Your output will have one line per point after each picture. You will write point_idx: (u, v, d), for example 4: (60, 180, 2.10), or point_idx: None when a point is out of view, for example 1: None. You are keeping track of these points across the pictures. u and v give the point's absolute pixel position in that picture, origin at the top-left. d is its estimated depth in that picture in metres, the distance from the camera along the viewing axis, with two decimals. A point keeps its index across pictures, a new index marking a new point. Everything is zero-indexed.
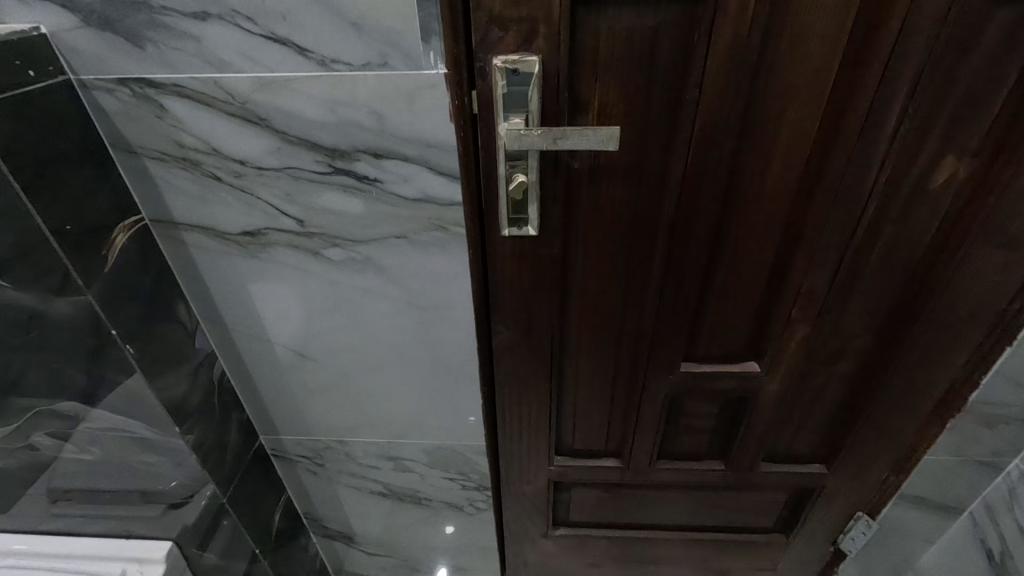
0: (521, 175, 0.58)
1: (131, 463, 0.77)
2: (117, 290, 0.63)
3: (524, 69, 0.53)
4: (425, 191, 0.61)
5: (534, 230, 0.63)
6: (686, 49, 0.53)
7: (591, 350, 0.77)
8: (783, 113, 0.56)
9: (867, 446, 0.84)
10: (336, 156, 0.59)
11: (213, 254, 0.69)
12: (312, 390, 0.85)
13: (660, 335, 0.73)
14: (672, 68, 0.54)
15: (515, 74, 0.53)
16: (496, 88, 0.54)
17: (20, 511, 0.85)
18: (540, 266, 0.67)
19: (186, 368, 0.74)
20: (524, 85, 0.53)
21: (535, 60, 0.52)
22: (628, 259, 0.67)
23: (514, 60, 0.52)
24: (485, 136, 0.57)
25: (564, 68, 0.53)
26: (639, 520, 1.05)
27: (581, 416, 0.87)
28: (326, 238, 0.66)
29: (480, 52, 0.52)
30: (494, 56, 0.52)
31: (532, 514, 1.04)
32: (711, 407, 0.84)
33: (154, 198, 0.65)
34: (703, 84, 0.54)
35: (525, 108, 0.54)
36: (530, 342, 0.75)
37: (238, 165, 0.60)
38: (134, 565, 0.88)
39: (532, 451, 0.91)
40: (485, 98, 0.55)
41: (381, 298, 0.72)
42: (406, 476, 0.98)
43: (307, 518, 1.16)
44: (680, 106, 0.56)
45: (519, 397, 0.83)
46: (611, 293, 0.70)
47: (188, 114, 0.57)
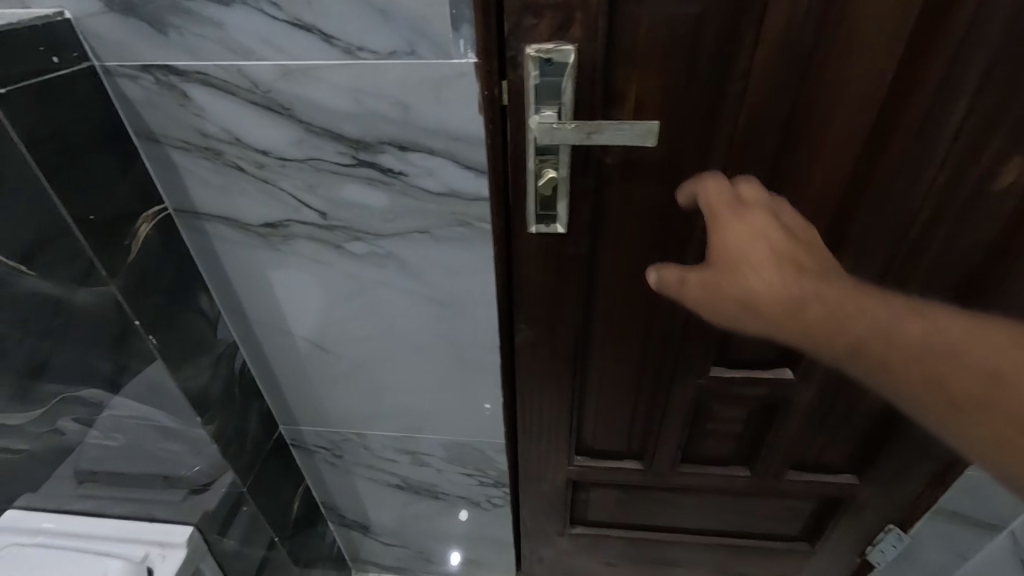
0: (551, 171, 0.56)
1: (154, 450, 0.77)
2: (139, 280, 0.62)
3: (558, 59, 0.50)
4: (450, 185, 0.59)
5: (562, 227, 0.61)
6: (732, 38, 0.49)
7: (617, 352, 0.75)
8: (835, 107, 0.52)
9: (904, 458, 0.81)
10: (360, 148, 0.57)
11: (235, 245, 0.68)
12: (332, 382, 0.84)
13: (690, 337, 0.71)
14: (716, 59, 0.50)
15: (548, 64, 0.50)
16: (528, 78, 0.51)
17: (49, 490, 0.87)
18: (566, 264, 0.65)
19: (208, 358, 0.74)
20: (557, 75, 0.51)
21: (569, 49, 0.49)
22: (660, 260, 0.64)
23: (548, 49, 0.49)
24: (514, 129, 0.55)
25: (601, 58, 0.50)
26: (659, 523, 1.03)
27: (603, 416, 0.85)
28: (348, 232, 0.64)
29: (512, 40, 0.50)
30: (526, 45, 0.50)
31: (549, 513, 1.03)
32: (738, 413, 0.82)
33: (176, 188, 0.64)
34: (749, 76, 0.51)
35: (558, 100, 0.52)
36: (553, 341, 0.73)
37: (260, 155, 0.59)
38: (157, 549, 0.88)
39: (551, 451, 0.90)
40: (516, 89, 0.53)
41: (402, 293, 0.70)
42: (423, 470, 0.97)
43: (325, 507, 1.17)
44: (723, 100, 0.52)
45: (540, 396, 0.81)
46: (639, 294, 0.68)
47: (211, 103, 0.56)
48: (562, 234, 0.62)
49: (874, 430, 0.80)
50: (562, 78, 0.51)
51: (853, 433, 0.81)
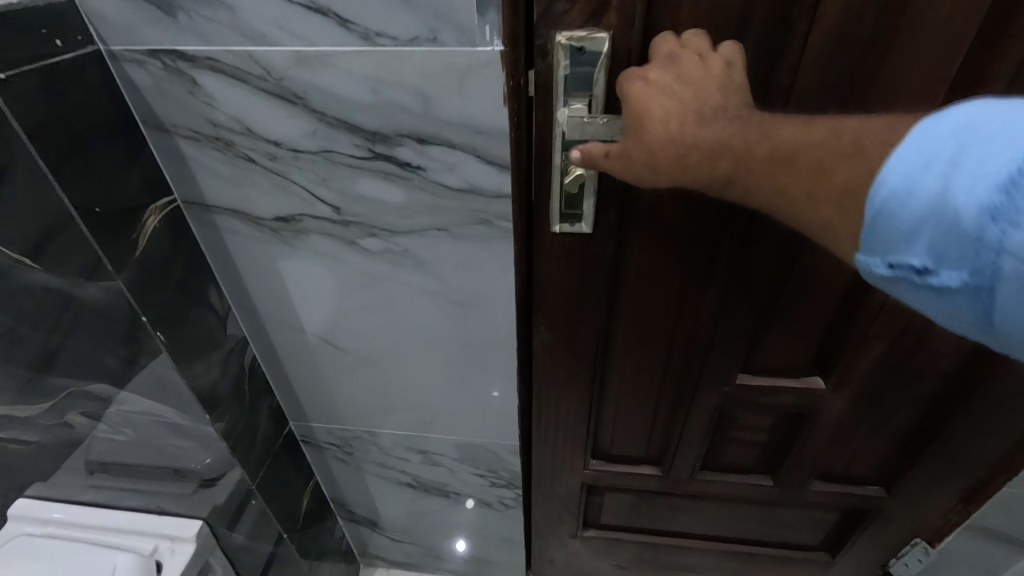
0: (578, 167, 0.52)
1: (163, 445, 0.76)
2: (147, 275, 0.60)
3: (591, 48, 0.46)
4: (471, 181, 0.55)
5: (588, 227, 0.57)
6: (782, 26, 0.45)
7: (640, 357, 0.72)
8: (894, 103, 0.48)
9: (937, 473, 0.77)
10: (377, 140, 0.54)
11: (245, 239, 0.66)
12: (343, 379, 0.82)
13: (717, 343, 0.67)
14: (763, 49, 0.46)
15: (580, 53, 0.47)
16: (558, 69, 0.48)
17: (59, 480, 0.86)
18: (590, 265, 0.62)
19: (218, 354, 0.72)
20: (590, 65, 0.47)
21: (604, 37, 0.46)
22: (690, 262, 0.61)
23: (581, 37, 0.46)
24: (540, 122, 0.51)
25: (637, 47, 0.47)
26: (673, 528, 1.00)
27: (622, 421, 0.82)
28: (363, 228, 0.62)
29: (541, 27, 0.46)
30: (557, 33, 0.46)
31: (562, 515, 1.00)
32: (764, 421, 0.79)
33: (186, 180, 0.61)
34: (798, 68, 0.47)
35: (589, 92, 0.48)
36: (573, 344, 0.70)
37: (272, 147, 0.56)
38: (166, 542, 0.88)
39: (567, 454, 0.87)
40: (543, 80, 0.49)
41: (417, 291, 0.68)
42: (435, 470, 0.95)
43: (334, 502, 1.16)
44: (769, 94, 0.49)
45: (557, 399, 0.78)
46: (666, 297, 0.64)
47: (221, 91, 0.53)
48: (587, 235, 0.59)
49: (907, 442, 0.76)
50: (594, 68, 0.47)
51: (886, 446, 0.77)
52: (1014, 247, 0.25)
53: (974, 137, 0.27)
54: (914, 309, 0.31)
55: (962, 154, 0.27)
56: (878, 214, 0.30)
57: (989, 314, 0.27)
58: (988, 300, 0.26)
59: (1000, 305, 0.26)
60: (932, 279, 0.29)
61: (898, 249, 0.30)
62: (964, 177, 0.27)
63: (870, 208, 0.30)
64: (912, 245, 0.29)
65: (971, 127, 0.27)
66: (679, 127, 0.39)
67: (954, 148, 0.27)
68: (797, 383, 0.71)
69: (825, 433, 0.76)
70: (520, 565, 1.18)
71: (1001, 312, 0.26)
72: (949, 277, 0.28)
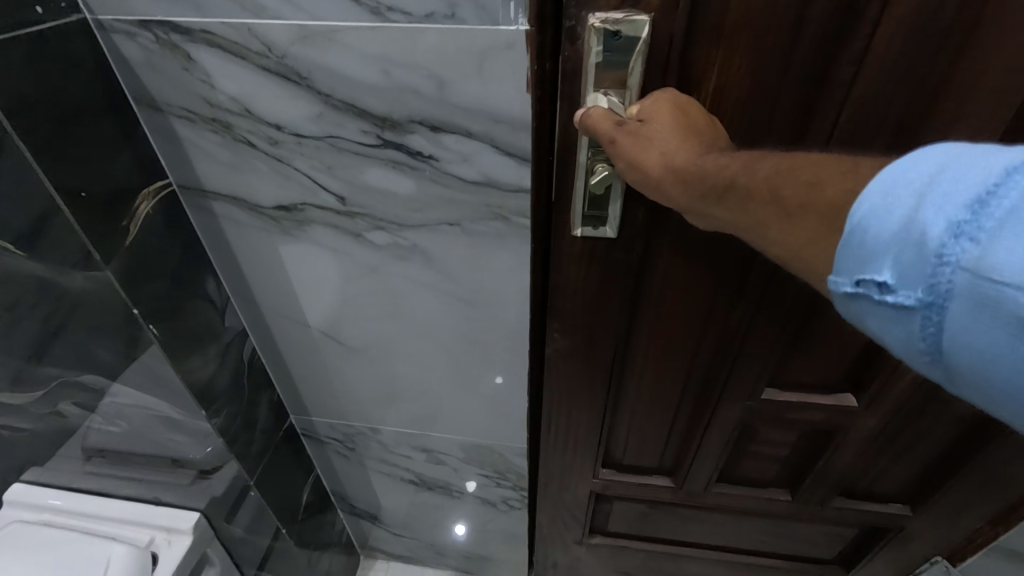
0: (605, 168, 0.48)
1: (158, 439, 0.73)
2: (139, 265, 0.56)
3: (627, 31, 0.41)
4: (488, 173, 0.51)
5: (612, 231, 0.53)
6: (850, 9, 0.40)
7: (659, 367, 0.68)
8: (975, 101, 0.42)
9: (967, 494, 0.73)
10: (386, 126, 0.50)
11: (245, 227, 0.62)
12: (345, 374, 0.79)
13: (745, 356, 0.63)
14: (825, 37, 0.41)
15: (615, 38, 0.42)
16: (588, 60, 0.43)
17: (55, 467, 0.84)
18: (613, 272, 0.58)
19: (216, 347, 0.68)
20: (625, 53, 0.42)
21: (643, 20, 0.41)
22: (723, 272, 0.56)
23: (617, 19, 0.41)
24: (566, 115, 0.47)
25: (681, 30, 0.42)
26: (682, 537, 0.97)
27: (636, 431, 0.78)
28: (369, 220, 0.58)
29: (573, 7, 0.41)
30: (590, 14, 0.41)
31: (568, 521, 0.97)
32: (785, 436, 0.75)
33: (181, 163, 0.57)
34: (865, 61, 0.41)
35: (624, 83, 0.44)
36: (588, 352, 0.66)
37: (274, 130, 0.52)
38: (162, 533, 0.87)
39: (576, 462, 0.84)
40: (572, 68, 0.44)
41: (426, 288, 0.64)
42: (439, 468, 0.92)
43: (335, 495, 1.14)
44: (827, 88, 0.43)
45: (569, 408, 0.75)
46: (695, 308, 0.60)
47: (218, 68, 0.49)
48: (610, 239, 0.55)
49: (936, 462, 0.73)
50: (627, 58, 0.43)
51: (915, 464, 0.73)
52: (971, 266, 0.24)
53: (955, 161, 0.26)
54: (863, 331, 0.30)
55: (937, 177, 0.26)
56: (851, 230, 0.28)
57: (938, 337, 0.25)
58: (940, 319, 0.25)
59: (952, 324, 0.25)
60: (889, 297, 0.27)
61: (864, 266, 0.28)
62: (935, 195, 0.25)
63: (846, 222, 0.28)
64: (877, 258, 0.27)
65: (950, 155, 0.26)
66: (705, 148, 0.40)
67: (931, 170, 0.26)
68: (826, 402, 0.67)
69: (851, 450, 0.72)
70: (522, 562, 1.17)
71: (955, 335, 0.25)
72: (906, 296, 0.26)
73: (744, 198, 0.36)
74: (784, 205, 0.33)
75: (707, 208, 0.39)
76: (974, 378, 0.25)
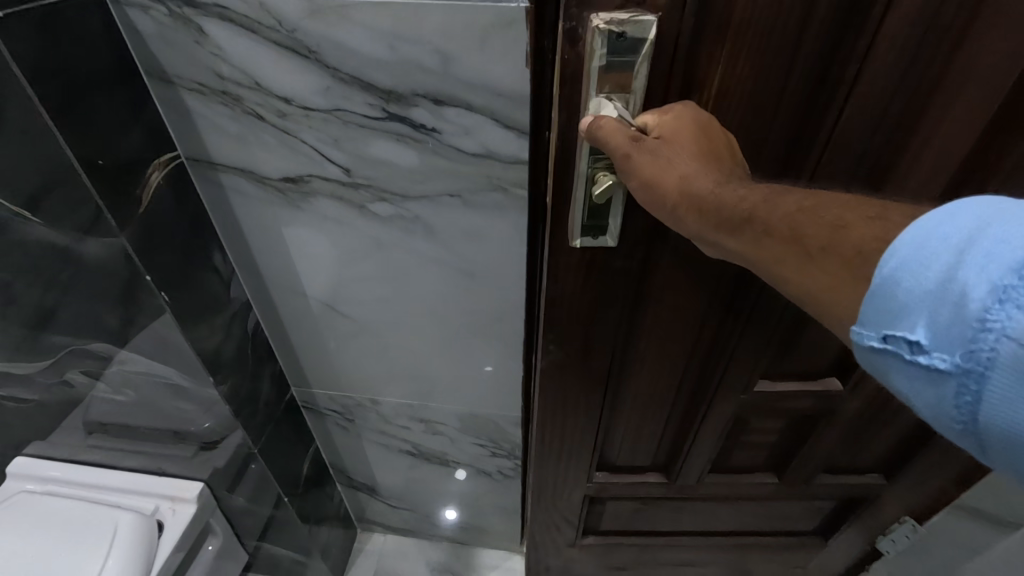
0: (607, 177, 0.50)
1: (166, 408, 0.75)
2: (151, 233, 0.59)
3: (632, 32, 0.42)
4: (488, 146, 0.54)
5: (611, 240, 0.56)
6: (852, 8, 0.41)
7: (655, 368, 0.71)
8: (962, 98, 0.44)
9: (934, 459, 0.78)
10: (391, 99, 0.52)
11: (252, 199, 0.64)
12: (346, 345, 0.81)
13: (737, 354, 0.67)
14: (828, 35, 0.42)
15: (620, 39, 0.43)
16: (590, 62, 0.44)
17: (57, 440, 0.86)
18: (611, 279, 0.60)
19: (222, 317, 0.71)
20: (629, 53, 0.43)
21: (647, 21, 0.42)
22: (717, 277, 0.60)
23: (622, 20, 0.42)
24: (566, 120, 0.48)
25: (687, 30, 0.43)
26: (672, 527, 1.01)
27: (630, 432, 0.81)
28: (373, 191, 0.60)
29: (577, 8, 0.42)
30: (594, 14, 0.42)
31: (560, 526, 0.99)
32: (772, 422, 0.80)
33: (190, 135, 0.59)
34: (866, 59, 0.43)
35: (627, 86, 0.45)
36: (585, 360, 0.68)
37: (282, 103, 0.54)
38: (167, 503, 0.89)
39: (572, 468, 0.85)
40: (573, 70, 0.45)
41: (427, 259, 0.67)
42: (435, 439, 0.96)
43: (334, 468, 1.17)
44: (827, 85, 0.45)
45: (565, 416, 0.76)
46: (690, 311, 0.63)
47: (231, 41, 0.51)
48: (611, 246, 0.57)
49: (907, 432, 0.78)
50: (626, 59, 0.44)
51: (889, 435, 0.78)
52: (1017, 336, 0.24)
53: (1000, 221, 0.26)
54: (891, 388, 0.30)
55: (977, 236, 0.27)
56: (881, 283, 0.29)
57: (973, 404, 0.26)
58: (977, 388, 0.25)
59: (990, 394, 0.25)
60: (922, 357, 0.28)
61: (895, 323, 0.29)
62: (977, 257, 0.26)
63: (876, 276, 0.30)
64: (910, 317, 0.28)
65: (995, 212, 0.27)
66: (721, 176, 0.41)
67: (972, 228, 0.27)
68: (812, 389, 0.72)
69: (832, 429, 0.78)
70: (516, 532, 1.21)
71: (990, 404, 0.25)
72: (941, 359, 0.27)
73: (761, 233, 0.37)
74: (804, 246, 0.35)
75: (717, 237, 0.41)
76: (1006, 449, 0.25)
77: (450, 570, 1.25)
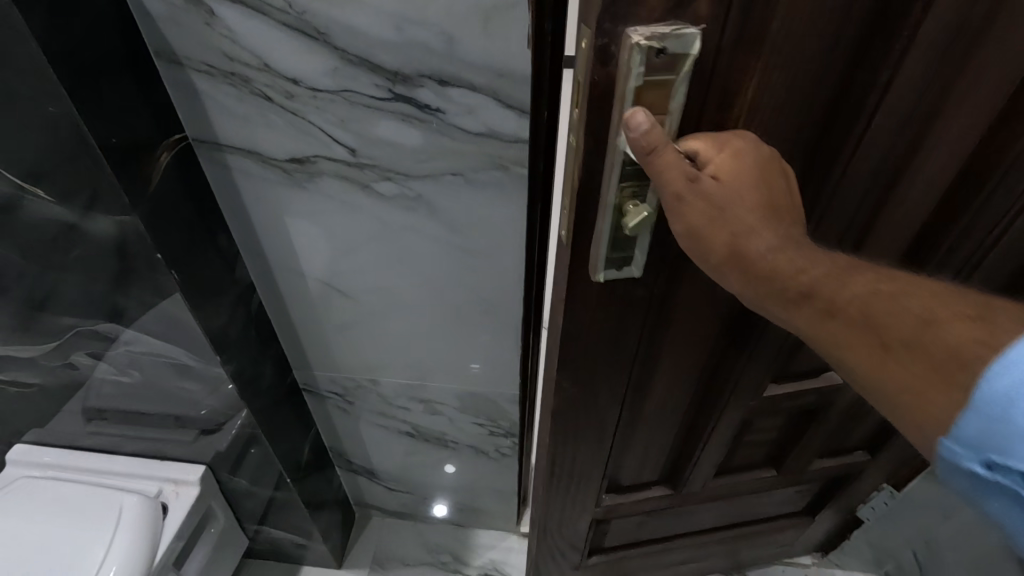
0: (637, 207, 0.44)
1: (171, 387, 0.79)
2: (161, 213, 0.60)
3: (672, 47, 0.36)
4: (490, 126, 0.56)
5: (635, 271, 0.51)
6: (884, 11, 0.39)
7: (668, 388, 0.70)
8: (985, 108, 0.43)
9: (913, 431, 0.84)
10: (397, 80, 0.54)
11: (258, 179, 0.65)
12: (348, 326, 0.84)
13: (747, 366, 0.69)
14: (858, 39, 0.40)
15: (659, 55, 0.37)
16: (626, 83, 0.38)
17: (59, 425, 0.87)
18: (631, 312, 0.57)
19: (228, 298, 0.72)
20: (668, 71, 0.38)
21: (690, 35, 0.36)
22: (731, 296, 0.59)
23: (663, 35, 0.36)
24: (591, 147, 0.42)
25: (723, 36, 0.38)
26: (675, 529, 1.03)
27: (639, 450, 0.82)
28: (378, 171, 0.62)
29: (608, 23, 0.36)
30: (630, 29, 0.36)
31: (567, 551, 0.97)
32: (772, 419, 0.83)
33: (198, 116, 0.60)
34: (895, 68, 0.41)
35: (663, 107, 0.39)
36: (602, 394, 0.67)
37: (290, 84, 0.56)
38: (169, 486, 0.91)
39: (582, 495, 0.84)
40: (601, 94, 0.39)
41: (429, 239, 0.69)
42: (434, 419, 0.98)
43: (333, 451, 1.15)
44: (852, 91, 0.43)
45: (578, 448, 0.75)
46: (704, 332, 0.63)
47: (241, 23, 0.52)
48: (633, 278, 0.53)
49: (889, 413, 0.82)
50: (661, 78, 0.38)
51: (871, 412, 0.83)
52: None
53: None
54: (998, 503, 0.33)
55: None
56: (993, 402, 0.31)
57: None
58: None
59: None
60: None
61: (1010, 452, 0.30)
62: None
63: (987, 393, 0.31)
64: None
65: None
66: (779, 236, 0.40)
67: None
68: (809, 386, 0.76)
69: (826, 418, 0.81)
70: (512, 513, 1.25)
71: None
72: None
73: (830, 316, 0.39)
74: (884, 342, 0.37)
75: (771, 309, 0.42)
76: None
77: (449, 550, 1.28)
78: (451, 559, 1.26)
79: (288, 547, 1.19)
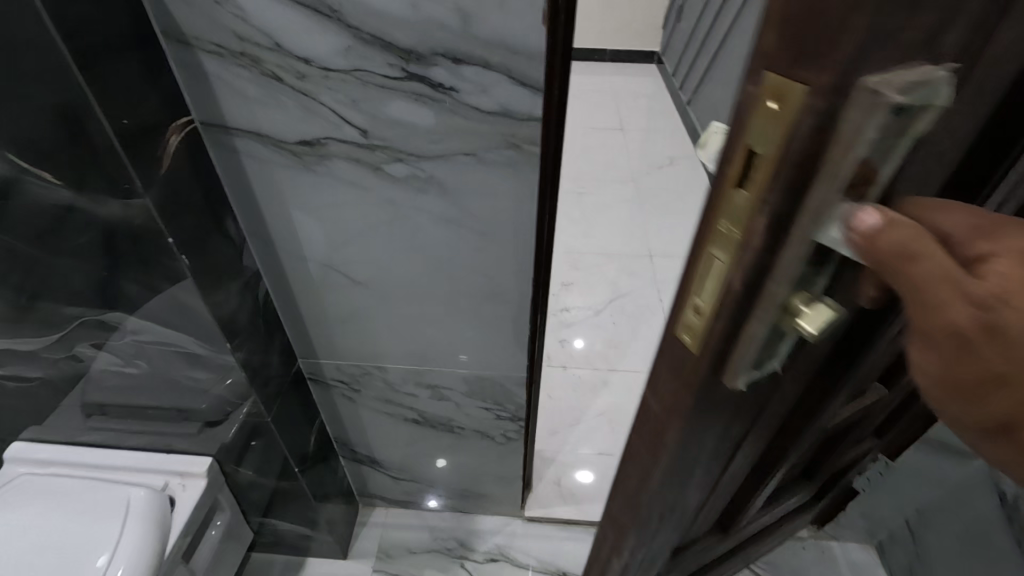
0: (818, 306, 0.30)
1: (179, 377, 0.78)
2: (172, 197, 0.59)
3: (921, 100, 0.24)
4: (503, 104, 0.57)
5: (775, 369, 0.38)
6: None
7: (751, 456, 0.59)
8: None
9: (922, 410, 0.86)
10: (411, 59, 0.54)
11: (266, 163, 0.65)
12: (355, 312, 0.83)
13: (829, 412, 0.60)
14: None
15: (899, 114, 0.24)
16: (849, 156, 0.24)
17: (58, 422, 0.85)
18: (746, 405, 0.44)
19: (237, 284, 0.72)
20: (903, 135, 0.25)
21: (942, 79, 0.24)
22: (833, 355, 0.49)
23: (914, 86, 0.23)
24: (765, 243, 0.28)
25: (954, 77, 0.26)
26: (716, 565, 0.96)
27: (705, 516, 0.70)
28: (390, 152, 0.62)
29: (836, 69, 0.23)
30: (871, 80, 0.22)
31: None
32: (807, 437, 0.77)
33: (206, 99, 0.59)
34: None
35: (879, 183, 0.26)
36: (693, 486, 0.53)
37: (302, 65, 0.55)
38: (176, 479, 0.90)
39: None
40: (799, 170, 0.26)
41: (440, 221, 0.69)
42: (441, 405, 0.99)
43: (338, 443, 1.15)
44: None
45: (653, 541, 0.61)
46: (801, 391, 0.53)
47: (253, 1, 0.52)
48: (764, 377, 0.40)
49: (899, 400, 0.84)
50: (891, 149, 0.25)
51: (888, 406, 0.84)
52: None
53: None
54: None
55: None
56: None
57: None
58: None
59: None
60: None
61: None
62: None
63: None
64: None
65: None
66: None
67: None
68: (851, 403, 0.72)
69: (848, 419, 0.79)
70: (517, 498, 1.26)
71: None
72: None
73: None
74: None
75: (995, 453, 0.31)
76: None
77: (454, 537, 1.29)
78: (457, 545, 1.27)
79: (294, 538, 1.19)
